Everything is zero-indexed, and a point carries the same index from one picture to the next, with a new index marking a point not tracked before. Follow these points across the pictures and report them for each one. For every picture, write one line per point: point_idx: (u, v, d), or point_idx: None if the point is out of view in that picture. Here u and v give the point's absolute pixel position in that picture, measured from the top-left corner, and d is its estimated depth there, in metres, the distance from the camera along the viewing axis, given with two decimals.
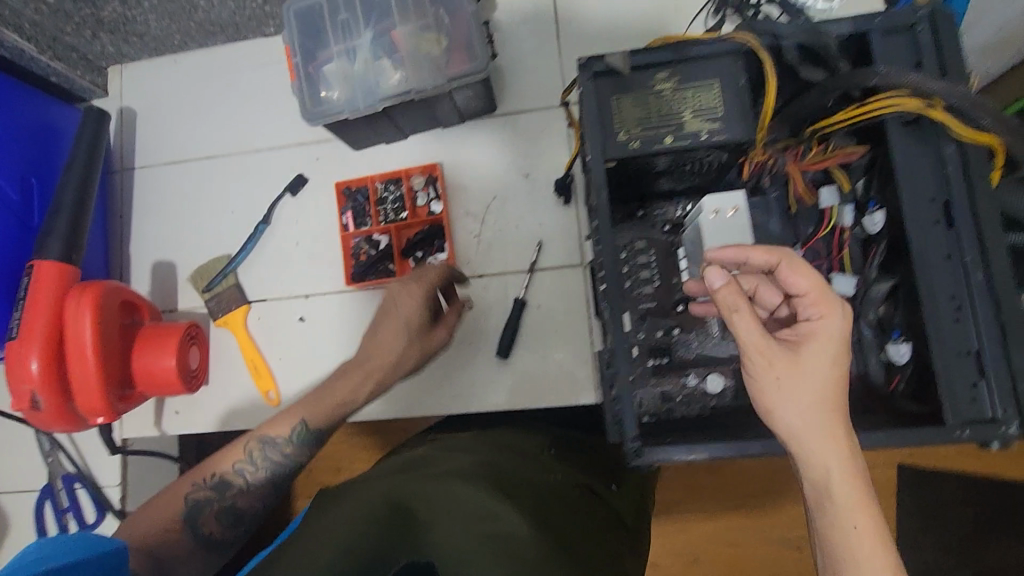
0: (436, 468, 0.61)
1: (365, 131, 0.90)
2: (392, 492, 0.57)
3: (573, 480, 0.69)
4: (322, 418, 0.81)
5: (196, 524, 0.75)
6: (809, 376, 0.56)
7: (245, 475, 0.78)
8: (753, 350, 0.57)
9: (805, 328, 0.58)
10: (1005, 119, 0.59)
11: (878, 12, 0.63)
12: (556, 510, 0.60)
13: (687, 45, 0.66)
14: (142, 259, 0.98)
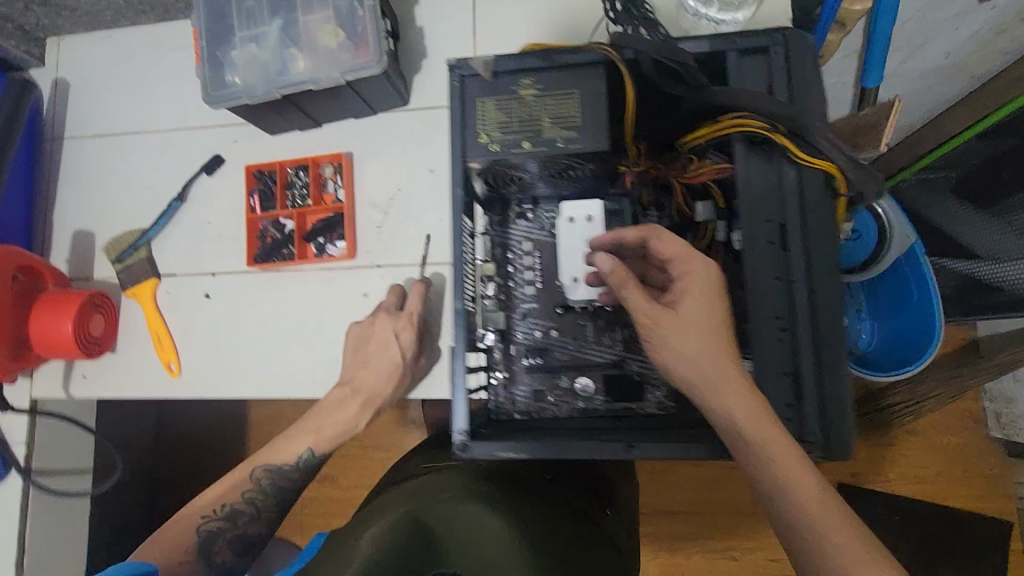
0: (446, 494, 0.75)
1: (276, 117, 0.92)
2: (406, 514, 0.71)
3: (573, 507, 0.80)
4: (326, 445, 0.88)
5: (211, 557, 0.83)
6: (695, 327, 0.61)
7: (255, 504, 0.87)
8: (643, 317, 0.62)
9: (681, 285, 0.63)
10: (840, 146, 0.60)
11: (734, 34, 0.65)
12: (545, 527, 0.72)
13: (552, 53, 0.67)
14: (64, 227, 1.02)
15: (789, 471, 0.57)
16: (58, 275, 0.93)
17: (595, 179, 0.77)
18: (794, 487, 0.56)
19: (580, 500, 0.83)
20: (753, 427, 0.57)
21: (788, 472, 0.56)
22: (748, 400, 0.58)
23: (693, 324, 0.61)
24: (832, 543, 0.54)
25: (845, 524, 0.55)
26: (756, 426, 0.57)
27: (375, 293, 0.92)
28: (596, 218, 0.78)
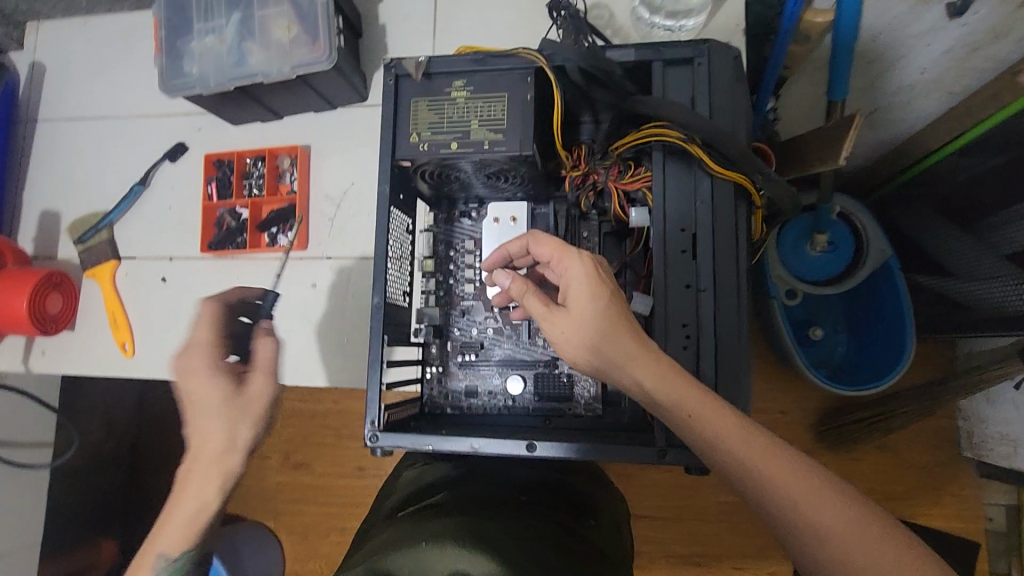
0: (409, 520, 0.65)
1: (235, 109, 0.94)
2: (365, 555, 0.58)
3: (551, 517, 0.67)
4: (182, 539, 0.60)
5: None
6: (581, 318, 0.60)
7: None
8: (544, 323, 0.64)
9: (563, 281, 0.63)
10: (751, 160, 0.61)
11: (660, 45, 0.66)
12: (520, 542, 0.58)
13: (484, 57, 0.69)
14: (32, 206, 1.05)
15: (731, 433, 0.54)
16: (19, 253, 0.96)
17: (534, 184, 0.80)
18: (742, 453, 0.53)
19: (564, 507, 0.72)
20: (682, 398, 0.56)
21: (728, 441, 0.54)
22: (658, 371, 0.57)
23: (578, 315, 0.61)
24: (823, 520, 0.49)
25: (835, 502, 0.49)
26: (681, 398, 0.56)
27: (324, 284, 0.94)
28: (520, 220, 0.82)
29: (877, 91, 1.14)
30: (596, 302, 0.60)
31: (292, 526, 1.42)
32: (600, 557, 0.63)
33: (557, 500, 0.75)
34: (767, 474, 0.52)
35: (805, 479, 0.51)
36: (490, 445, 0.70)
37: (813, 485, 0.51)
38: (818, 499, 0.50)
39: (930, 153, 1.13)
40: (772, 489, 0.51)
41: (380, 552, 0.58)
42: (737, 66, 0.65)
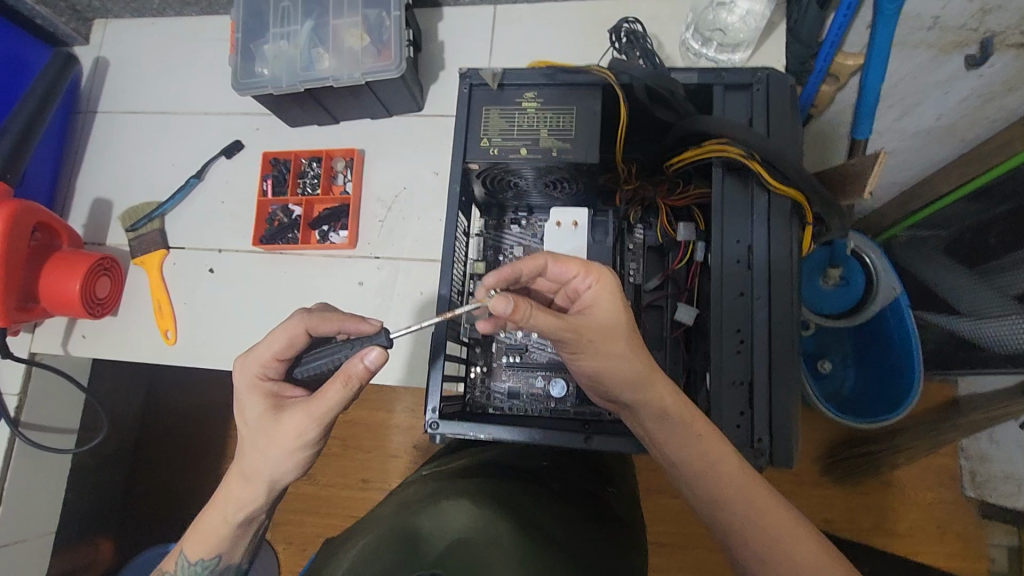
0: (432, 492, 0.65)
1: (299, 111, 0.98)
2: (390, 529, 0.58)
3: (572, 489, 0.76)
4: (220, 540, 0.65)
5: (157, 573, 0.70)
6: (608, 333, 0.62)
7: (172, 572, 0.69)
8: (564, 334, 0.61)
9: (591, 297, 0.62)
10: (808, 178, 0.65)
11: (723, 70, 0.71)
12: (545, 518, 0.64)
13: (555, 72, 0.74)
14: (85, 194, 1.07)
15: (729, 463, 0.59)
16: (72, 236, 0.98)
17: (588, 194, 0.84)
18: (735, 485, 0.58)
19: (587, 480, 0.80)
20: (693, 423, 0.61)
21: (725, 470, 0.59)
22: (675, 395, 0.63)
23: (609, 331, 0.62)
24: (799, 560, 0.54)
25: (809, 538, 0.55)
26: (692, 424, 0.61)
27: (371, 282, 0.97)
28: (582, 225, 0.83)
29: (899, 133, 1.21)
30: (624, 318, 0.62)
31: (294, 535, 1.40)
32: (620, 523, 0.75)
33: (600, 488, 0.80)
34: (754, 505, 0.57)
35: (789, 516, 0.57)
36: (552, 436, 0.74)
37: (797, 525, 0.56)
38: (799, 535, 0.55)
39: (946, 195, 1.19)
40: (753, 524, 0.56)
41: (404, 516, 0.60)
42: (794, 93, 0.70)
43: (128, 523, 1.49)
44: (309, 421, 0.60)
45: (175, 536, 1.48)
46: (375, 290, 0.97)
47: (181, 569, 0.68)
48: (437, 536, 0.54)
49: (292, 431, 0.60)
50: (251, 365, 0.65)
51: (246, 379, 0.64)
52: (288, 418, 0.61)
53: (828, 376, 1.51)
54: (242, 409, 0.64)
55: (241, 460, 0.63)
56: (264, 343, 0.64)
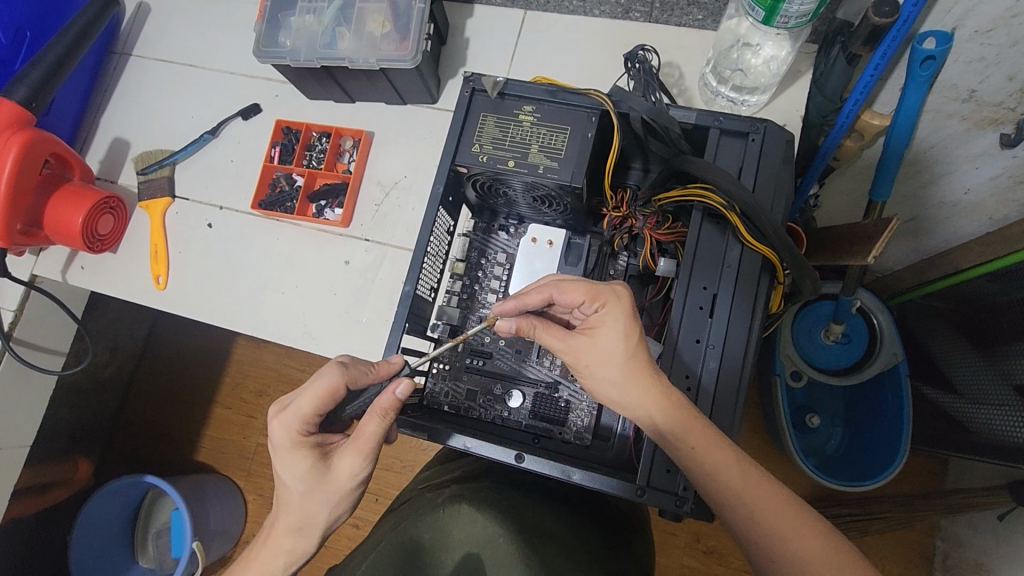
0: (437, 498, 0.70)
1: (316, 85, 1.00)
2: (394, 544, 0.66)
3: (567, 506, 0.77)
4: None
5: None
6: (609, 353, 0.63)
7: None
8: (565, 356, 0.66)
9: (596, 320, 0.65)
10: (784, 238, 0.64)
11: (723, 113, 0.70)
12: (544, 539, 0.67)
13: (557, 90, 0.74)
14: (106, 131, 1.12)
15: (728, 468, 0.59)
16: (83, 169, 1.02)
17: (575, 215, 0.84)
18: (742, 485, 0.59)
19: (580, 496, 0.83)
20: (685, 434, 0.60)
21: (725, 472, 0.59)
22: (665, 402, 0.61)
23: (615, 353, 0.63)
24: (803, 549, 0.55)
25: (820, 533, 0.56)
26: (686, 433, 0.60)
27: (356, 263, 0.99)
28: (556, 245, 0.87)
29: (921, 199, 1.17)
30: (634, 339, 0.63)
31: (263, 490, 1.49)
32: (614, 530, 0.78)
33: (553, 496, 0.79)
34: (758, 510, 0.58)
35: (798, 516, 0.57)
36: (482, 447, 0.71)
37: (806, 521, 0.57)
38: (808, 537, 0.56)
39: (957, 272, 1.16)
40: (764, 529, 0.57)
41: (406, 522, 0.69)
42: (788, 149, 0.69)
43: (109, 449, 1.56)
44: (356, 457, 0.65)
45: (151, 469, 1.55)
46: (360, 270, 0.99)
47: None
48: (440, 548, 0.65)
49: (345, 471, 0.65)
50: (292, 425, 0.64)
51: (289, 438, 0.64)
52: (338, 460, 0.65)
53: (814, 432, 1.48)
54: (284, 466, 0.65)
55: (288, 511, 0.66)
56: (300, 401, 0.64)
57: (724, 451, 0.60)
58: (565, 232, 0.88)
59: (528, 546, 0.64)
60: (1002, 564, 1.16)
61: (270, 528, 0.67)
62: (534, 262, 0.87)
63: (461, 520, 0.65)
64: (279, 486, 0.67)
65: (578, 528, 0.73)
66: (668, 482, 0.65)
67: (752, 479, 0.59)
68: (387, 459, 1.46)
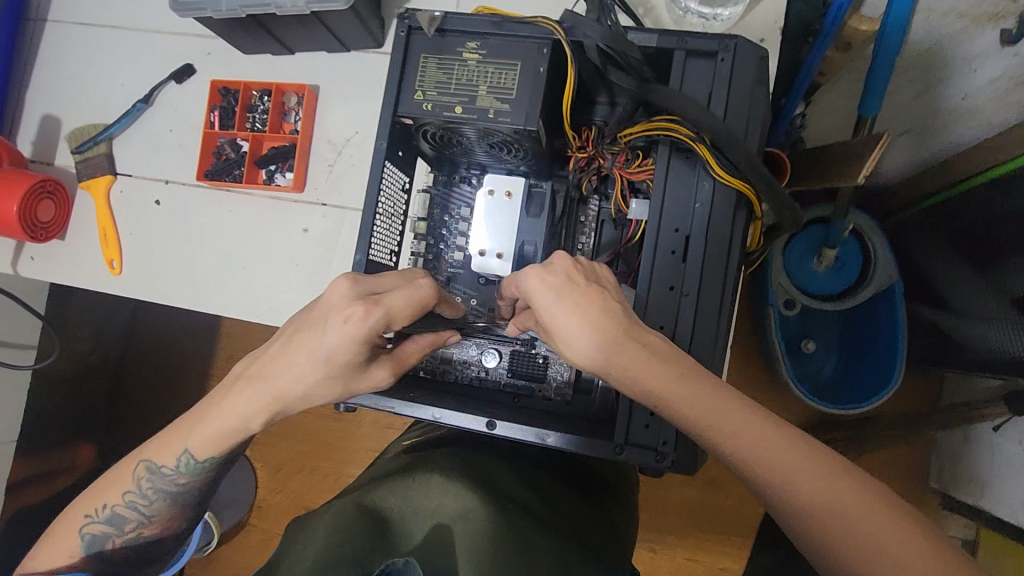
0: (414, 469, 0.69)
1: (247, 37, 0.91)
2: (360, 509, 0.63)
3: (547, 471, 0.78)
4: (207, 449, 0.66)
5: (145, 455, 0.68)
6: (552, 336, 0.61)
7: (153, 484, 0.69)
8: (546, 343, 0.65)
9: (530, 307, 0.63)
10: (759, 169, 0.58)
11: (687, 32, 0.62)
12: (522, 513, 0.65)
13: (503, 21, 0.66)
14: (33, 109, 1.03)
15: (716, 406, 0.56)
16: (12, 154, 0.96)
17: (538, 160, 0.78)
18: (736, 427, 0.55)
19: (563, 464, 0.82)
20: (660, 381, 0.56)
21: (714, 412, 0.55)
22: (639, 357, 0.57)
23: (551, 330, 0.60)
24: (798, 491, 0.53)
25: (817, 467, 0.53)
26: (669, 380, 0.57)
27: (315, 230, 0.93)
28: (516, 196, 0.81)
29: (914, 109, 1.09)
30: (558, 313, 0.59)
31: (267, 458, 1.49)
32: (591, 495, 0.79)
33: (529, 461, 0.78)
34: (752, 450, 0.55)
35: (791, 457, 0.54)
36: (451, 417, 0.68)
37: (798, 459, 0.54)
38: (795, 471, 0.53)
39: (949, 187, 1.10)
40: (761, 468, 0.54)
41: (373, 490, 0.67)
42: (762, 67, 0.62)
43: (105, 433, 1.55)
44: (389, 376, 0.62)
45: None
46: (320, 238, 0.93)
47: (185, 465, 0.67)
48: (411, 521, 0.63)
49: (369, 380, 0.61)
50: (377, 325, 0.55)
51: (368, 330, 0.55)
52: (373, 369, 0.60)
53: (810, 358, 1.46)
54: (330, 344, 0.56)
55: (293, 379, 0.59)
56: (397, 300, 0.55)
57: (713, 395, 0.56)
58: (524, 180, 0.82)
59: (507, 519, 0.63)
60: (999, 473, 1.17)
61: (258, 376, 0.61)
62: (494, 215, 0.82)
63: (430, 490, 0.64)
64: (304, 355, 0.58)
65: (555, 499, 0.73)
66: (648, 436, 0.62)
67: (739, 419, 0.56)
68: (385, 419, 1.46)
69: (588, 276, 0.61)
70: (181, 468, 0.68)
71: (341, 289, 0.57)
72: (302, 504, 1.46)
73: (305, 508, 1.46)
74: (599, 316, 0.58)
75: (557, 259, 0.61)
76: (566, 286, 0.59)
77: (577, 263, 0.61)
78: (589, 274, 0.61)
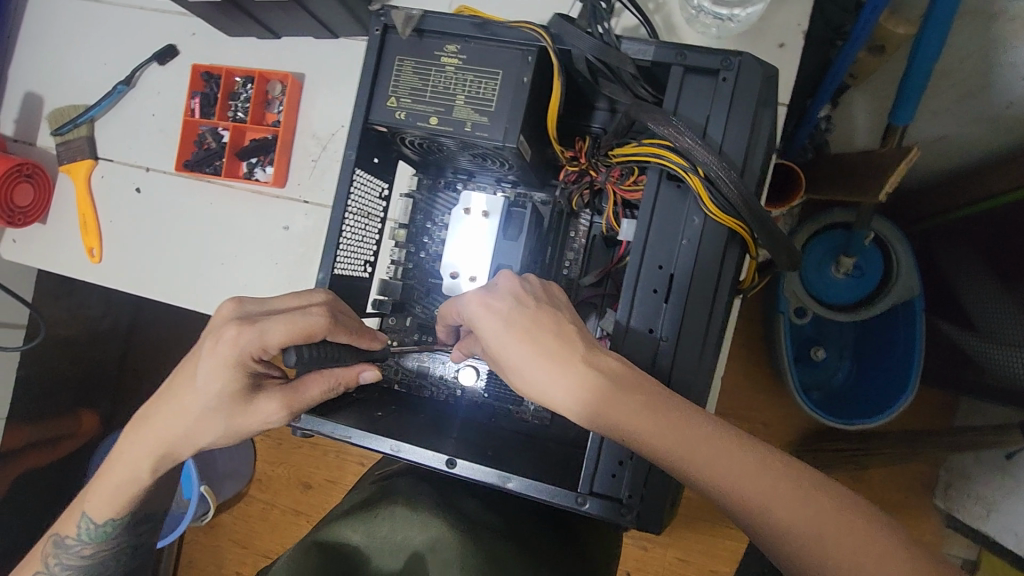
0: (380, 498, 0.67)
1: (227, 19, 0.86)
2: (322, 547, 0.60)
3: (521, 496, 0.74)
4: (101, 508, 0.68)
5: (55, 533, 0.70)
6: (502, 364, 0.58)
7: (60, 559, 0.70)
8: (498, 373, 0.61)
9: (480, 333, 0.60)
10: (755, 207, 0.53)
11: (687, 44, 0.56)
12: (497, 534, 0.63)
13: (485, 23, 0.60)
14: (17, 86, 1.00)
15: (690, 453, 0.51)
16: None
17: (523, 171, 0.73)
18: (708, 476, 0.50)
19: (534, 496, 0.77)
20: (628, 433, 0.52)
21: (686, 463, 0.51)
22: (608, 403, 0.53)
23: (499, 359, 0.58)
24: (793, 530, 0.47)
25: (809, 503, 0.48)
26: (637, 426, 0.52)
27: (296, 228, 0.89)
28: (493, 215, 0.74)
29: (950, 115, 1.00)
30: (507, 339, 0.57)
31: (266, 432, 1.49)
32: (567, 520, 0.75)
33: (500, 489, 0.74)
34: (733, 475, 0.49)
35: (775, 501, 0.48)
36: (411, 451, 0.64)
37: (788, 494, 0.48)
38: (786, 506, 0.48)
39: (985, 199, 1.01)
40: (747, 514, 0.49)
41: (336, 525, 0.64)
42: (770, 88, 0.55)
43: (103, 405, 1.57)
44: (280, 410, 0.62)
45: None
46: (301, 236, 0.89)
47: (87, 532, 0.69)
48: (380, 556, 0.60)
49: (258, 414, 0.61)
50: (247, 348, 0.58)
51: (238, 355, 0.58)
52: (261, 401, 0.61)
53: (818, 364, 1.39)
54: (207, 370, 0.59)
55: (179, 414, 0.62)
56: (270, 326, 0.57)
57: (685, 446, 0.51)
58: (504, 199, 0.74)
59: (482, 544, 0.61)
60: (1007, 500, 1.10)
61: (167, 407, 0.63)
62: (466, 236, 0.74)
63: (394, 521, 0.62)
64: (187, 387, 0.62)
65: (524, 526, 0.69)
66: (611, 486, 0.58)
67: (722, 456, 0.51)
68: None
69: (538, 297, 0.59)
70: (85, 536, 0.69)
71: (226, 309, 0.60)
72: (299, 478, 1.45)
73: (303, 483, 1.45)
74: (549, 342, 0.56)
75: (503, 280, 0.60)
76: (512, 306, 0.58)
77: (525, 282, 0.60)
78: (539, 295, 0.60)
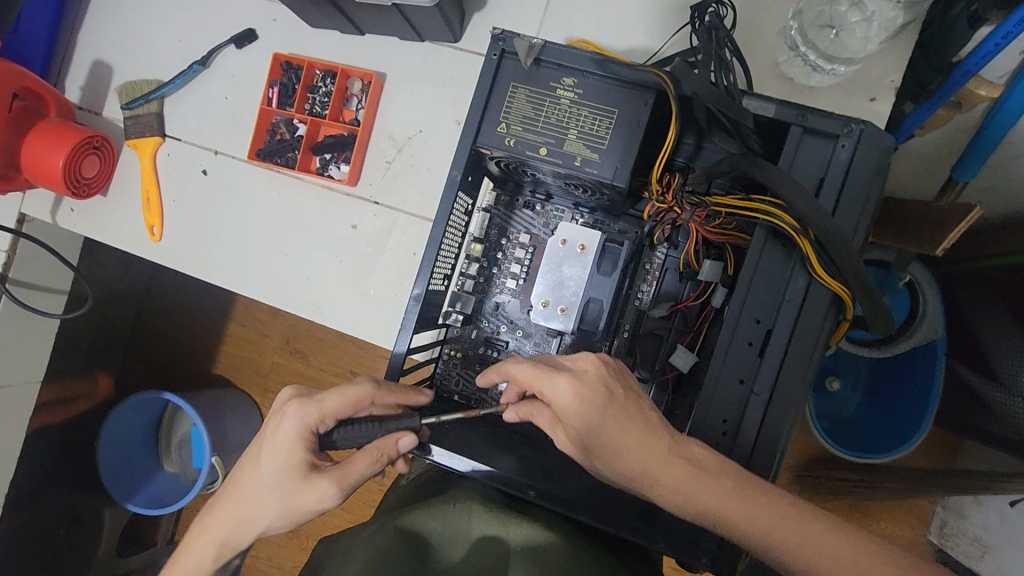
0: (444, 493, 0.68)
1: (315, 11, 0.85)
2: (396, 531, 0.62)
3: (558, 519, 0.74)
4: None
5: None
6: (584, 446, 0.58)
7: None
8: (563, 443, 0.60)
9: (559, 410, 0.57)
10: (863, 275, 0.54)
11: (808, 107, 0.57)
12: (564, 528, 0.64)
13: (605, 60, 0.60)
14: (85, 53, 0.98)
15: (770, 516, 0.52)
16: (61, 104, 0.94)
17: (609, 201, 0.74)
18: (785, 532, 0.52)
19: None
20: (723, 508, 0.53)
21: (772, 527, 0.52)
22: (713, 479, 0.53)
23: (586, 445, 0.57)
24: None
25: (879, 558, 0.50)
26: (733, 505, 0.53)
27: (364, 228, 0.89)
28: (590, 251, 0.75)
29: None
30: (602, 430, 0.56)
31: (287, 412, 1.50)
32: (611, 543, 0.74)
33: None
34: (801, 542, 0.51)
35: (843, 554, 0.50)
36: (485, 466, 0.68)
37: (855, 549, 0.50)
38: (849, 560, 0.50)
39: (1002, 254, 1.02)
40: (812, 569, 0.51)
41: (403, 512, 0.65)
42: (886, 159, 0.56)
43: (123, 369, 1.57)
44: (333, 487, 0.61)
45: None
46: (368, 235, 0.89)
47: None
48: (449, 545, 0.62)
49: (314, 492, 0.61)
50: (307, 420, 0.62)
51: (295, 431, 0.62)
52: (317, 479, 0.62)
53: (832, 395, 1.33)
54: (269, 450, 0.62)
55: (241, 497, 0.63)
56: (327, 397, 0.61)
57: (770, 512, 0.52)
58: (600, 236, 0.75)
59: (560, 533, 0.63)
60: None
61: (229, 494, 0.64)
62: (559, 267, 0.75)
63: (466, 512, 0.64)
64: (247, 471, 0.64)
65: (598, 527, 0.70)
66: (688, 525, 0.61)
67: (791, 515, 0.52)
68: None
69: (623, 382, 0.58)
70: None
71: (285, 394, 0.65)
72: None
73: None
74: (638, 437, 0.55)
75: (586, 363, 0.58)
76: (599, 400, 0.56)
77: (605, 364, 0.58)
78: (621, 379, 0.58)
